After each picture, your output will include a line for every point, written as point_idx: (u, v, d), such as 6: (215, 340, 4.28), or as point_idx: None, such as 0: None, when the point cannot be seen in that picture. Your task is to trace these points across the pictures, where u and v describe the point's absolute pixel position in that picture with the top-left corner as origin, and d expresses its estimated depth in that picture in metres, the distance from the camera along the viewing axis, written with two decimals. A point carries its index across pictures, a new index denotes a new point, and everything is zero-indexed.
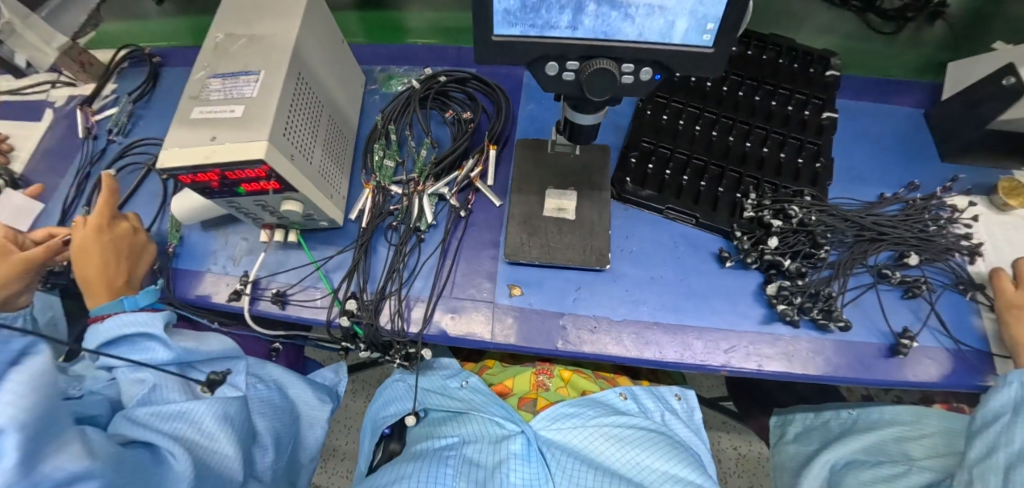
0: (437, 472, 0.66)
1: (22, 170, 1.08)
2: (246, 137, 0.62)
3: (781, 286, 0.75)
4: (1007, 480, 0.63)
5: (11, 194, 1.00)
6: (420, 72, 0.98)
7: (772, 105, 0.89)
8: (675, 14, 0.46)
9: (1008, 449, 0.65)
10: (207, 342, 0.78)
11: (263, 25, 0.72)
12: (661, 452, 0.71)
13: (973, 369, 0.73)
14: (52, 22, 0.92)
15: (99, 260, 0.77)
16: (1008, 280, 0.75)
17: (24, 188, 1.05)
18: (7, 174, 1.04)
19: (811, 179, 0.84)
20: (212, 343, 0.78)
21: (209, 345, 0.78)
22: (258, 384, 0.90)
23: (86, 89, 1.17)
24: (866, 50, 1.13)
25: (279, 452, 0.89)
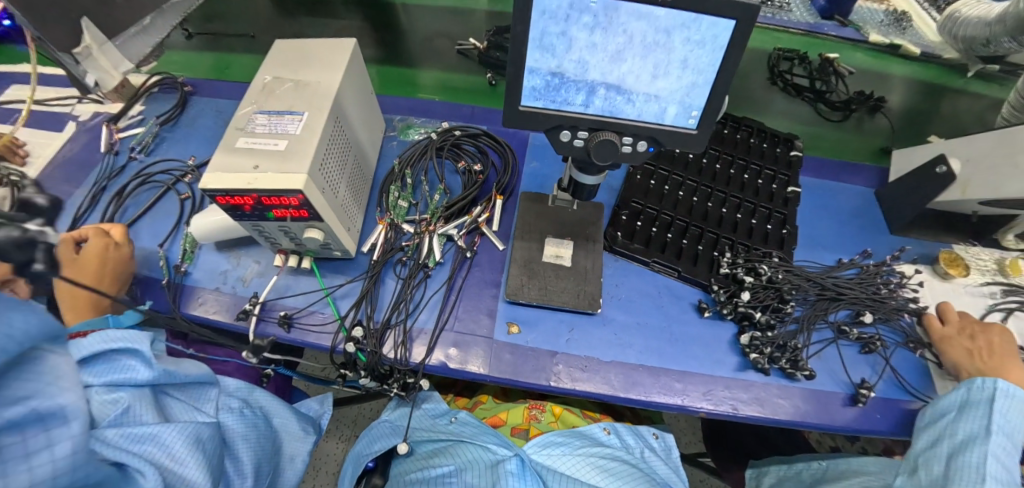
0: None
1: (36, 176, 1.12)
2: (287, 170, 0.70)
3: (752, 337, 0.83)
4: (952, 467, 0.70)
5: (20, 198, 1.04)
6: (436, 124, 1.08)
7: (745, 177, 1.01)
8: (667, 102, 0.58)
9: (951, 440, 0.72)
10: (184, 366, 0.80)
11: (308, 74, 0.81)
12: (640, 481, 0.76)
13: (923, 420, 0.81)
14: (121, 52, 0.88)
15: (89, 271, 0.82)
16: (936, 320, 0.87)
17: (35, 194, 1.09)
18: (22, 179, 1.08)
19: (779, 242, 0.95)
20: (189, 367, 0.80)
21: (186, 369, 0.79)
22: (245, 408, 0.91)
23: (112, 108, 1.24)
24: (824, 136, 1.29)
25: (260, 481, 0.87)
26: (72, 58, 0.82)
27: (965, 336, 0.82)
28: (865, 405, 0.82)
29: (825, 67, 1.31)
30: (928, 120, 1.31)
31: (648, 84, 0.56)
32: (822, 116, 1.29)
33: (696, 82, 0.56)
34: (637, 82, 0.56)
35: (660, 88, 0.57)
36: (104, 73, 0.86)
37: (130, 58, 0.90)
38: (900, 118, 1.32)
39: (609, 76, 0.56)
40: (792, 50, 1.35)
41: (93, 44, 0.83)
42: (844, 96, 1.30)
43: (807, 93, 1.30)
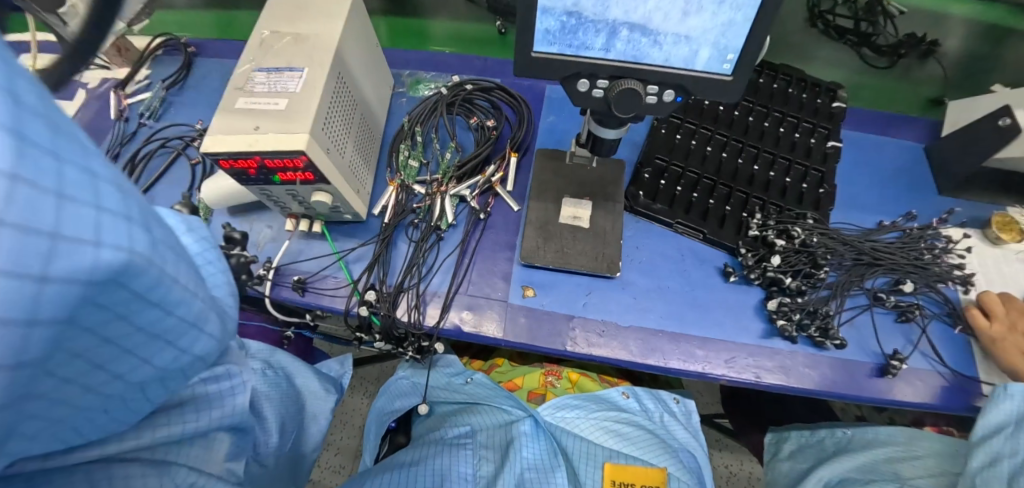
0: (458, 454, 0.73)
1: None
2: (289, 129, 0.66)
3: (781, 302, 0.78)
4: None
5: None
6: (447, 79, 1.02)
7: (780, 131, 0.93)
8: (699, 44, 0.52)
9: (1012, 460, 0.69)
10: None
11: (307, 25, 0.76)
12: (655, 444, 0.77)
13: (959, 397, 0.77)
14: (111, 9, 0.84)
15: None
16: (981, 316, 0.80)
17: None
18: None
19: (815, 202, 0.88)
20: None
21: None
22: (267, 368, 0.92)
23: (119, 73, 1.21)
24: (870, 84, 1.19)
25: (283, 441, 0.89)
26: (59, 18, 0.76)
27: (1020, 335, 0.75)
28: (892, 377, 0.77)
29: (874, 5, 1.16)
30: (987, 66, 1.19)
31: (677, 24, 0.50)
32: (866, 63, 1.18)
33: (734, 19, 0.49)
34: (664, 22, 0.50)
35: (691, 27, 0.50)
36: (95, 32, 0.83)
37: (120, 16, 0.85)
38: (957, 63, 1.19)
39: (633, 14, 0.49)
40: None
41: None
42: (892, 40, 1.17)
43: (850, 37, 1.17)
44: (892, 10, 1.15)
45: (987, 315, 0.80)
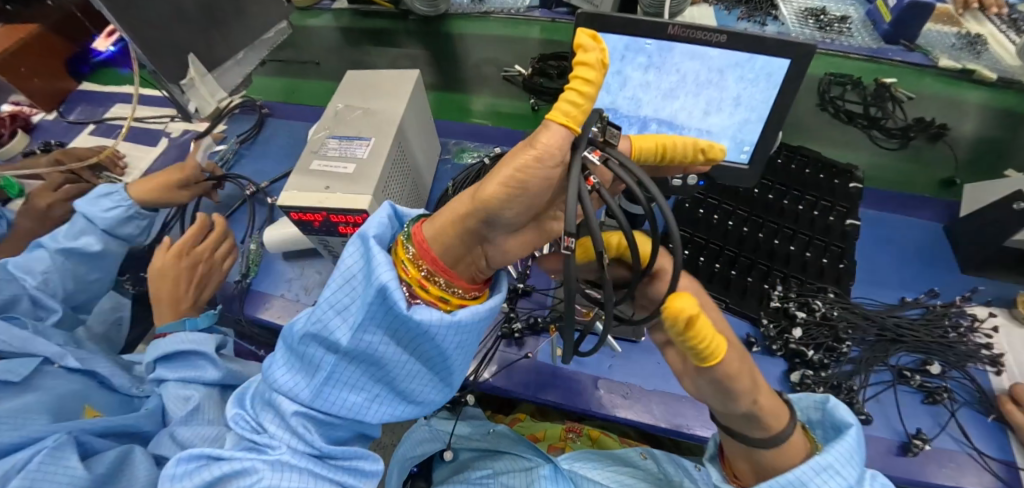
0: None
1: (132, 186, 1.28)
2: (354, 191, 0.76)
3: (804, 375, 0.80)
4: None
5: None
6: (488, 148, 1.13)
7: (800, 209, 0.99)
8: (718, 137, 0.60)
9: None
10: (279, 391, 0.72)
11: (376, 102, 0.89)
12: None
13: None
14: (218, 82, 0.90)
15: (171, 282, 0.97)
16: (1015, 407, 0.79)
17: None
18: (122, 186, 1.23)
19: (835, 277, 0.92)
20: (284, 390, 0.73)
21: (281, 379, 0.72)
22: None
23: (199, 126, 1.39)
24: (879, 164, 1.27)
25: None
26: (178, 88, 0.84)
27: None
28: (916, 456, 0.77)
29: (881, 93, 1.25)
30: (1000, 153, 1.25)
31: (700, 121, 0.59)
32: (877, 144, 1.27)
33: (748, 118, 0.58)
34: (689, 119, 0.59)
35: (712, 124, 0.59)
36: (203, 101, 0.88)
37: (224, 88, 0.93)
38: (970, 148, 1.26)
39: (661, 112, 0.59)
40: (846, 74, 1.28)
41: (196, 76, 0.86)
42: (902, 123, 1.25)
43: (861, 120, 1.26)
44: (901, 96, 1.24)
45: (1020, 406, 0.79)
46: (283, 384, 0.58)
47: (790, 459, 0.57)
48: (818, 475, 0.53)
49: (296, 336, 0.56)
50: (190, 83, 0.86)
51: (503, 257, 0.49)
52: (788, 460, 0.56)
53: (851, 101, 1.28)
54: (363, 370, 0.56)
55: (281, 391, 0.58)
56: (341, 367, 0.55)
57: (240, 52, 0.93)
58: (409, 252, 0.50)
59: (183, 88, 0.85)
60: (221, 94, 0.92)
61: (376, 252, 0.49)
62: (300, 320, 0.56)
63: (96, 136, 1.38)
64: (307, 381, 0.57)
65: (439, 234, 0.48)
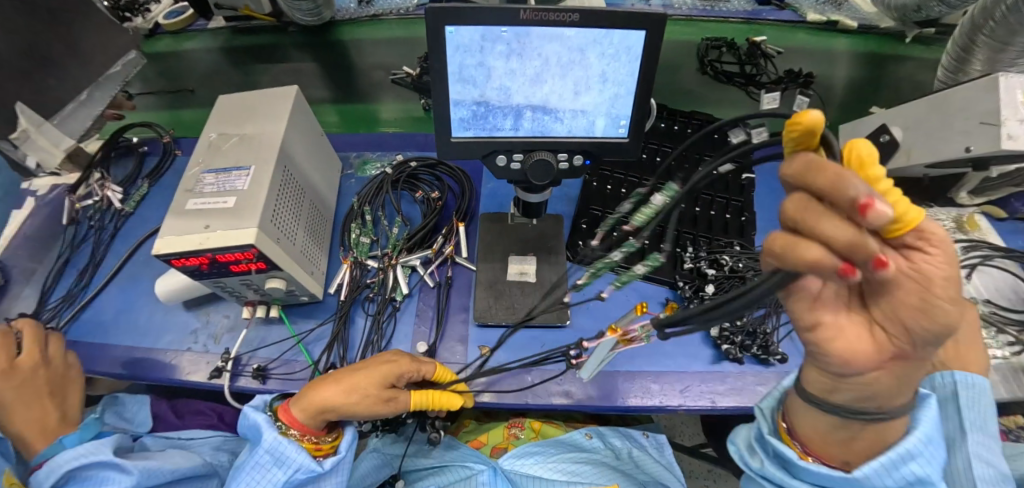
0: None
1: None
2: (237, 225, 0.70)
3: (722, 328, 0.84)
4: None
5: None
6: (391, 157, 1.09)
7: (698, 171, 1.03)
8: (594, 115, 0.59)
9: None
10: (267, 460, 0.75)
11: (251, 126, 0.82)
12: (608, 475, 0.80)
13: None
14: (61, 127, 0.80)
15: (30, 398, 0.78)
16: None
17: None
18: None
19: (739, 229, 0.97)
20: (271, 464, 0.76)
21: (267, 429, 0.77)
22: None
23: (69, 178, 1.24)
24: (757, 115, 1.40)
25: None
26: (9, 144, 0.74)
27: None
28: None
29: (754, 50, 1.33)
30: None
31: (572, 101, 0.58)
32: (753, 98, 1.37)
33: (619, 92, 0.58)
34: (561, 101, 0.58)
35: (584, 103, 0.58)
36: (46, 153, 0.78)
37: (70, 134, 0.82)
38: None
39: (533, 98, 0.57)
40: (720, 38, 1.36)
41: (30, 126, 0.76)
42: (775, 77, 1.34)
43: (738, 78, 1.33)
44: (771, 52, 1.33)
45: None
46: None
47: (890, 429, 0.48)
48: (925, 448, 0.46)
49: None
50: (24, 135, 0.75)
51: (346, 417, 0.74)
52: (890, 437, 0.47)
53: (727, 62, 1.35)
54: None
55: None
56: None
57: (84, 93, 0.83)
58: (291, 434, 0.70)
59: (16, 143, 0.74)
60: (66, 142, 0.82)
61: (281, 441, 0.69)
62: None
63: None
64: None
65: (309, 415, 0.69)
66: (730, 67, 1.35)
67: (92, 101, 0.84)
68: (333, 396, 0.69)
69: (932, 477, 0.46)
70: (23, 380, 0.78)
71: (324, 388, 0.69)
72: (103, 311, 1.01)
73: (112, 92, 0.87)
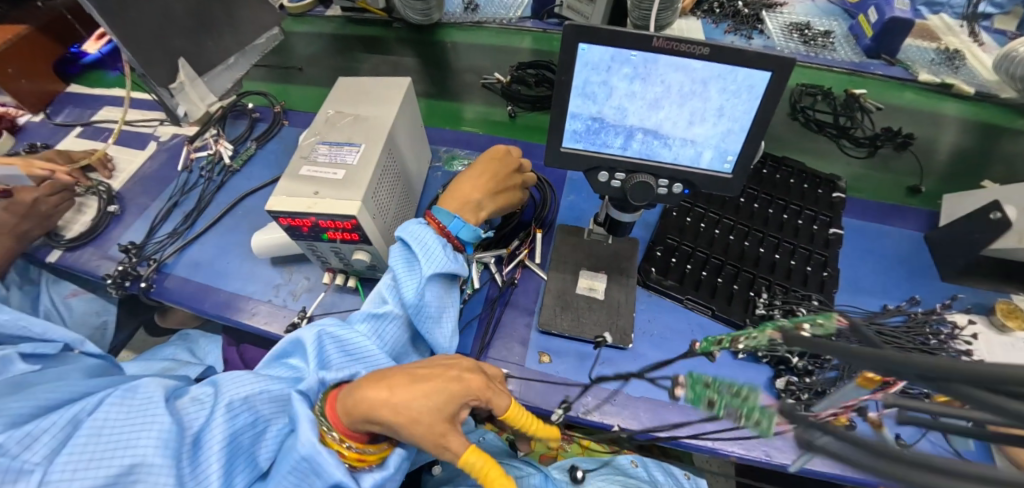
0: None
1: (120, 189, 1.27)
2: (344, 197, 0.76)
3: (789, 381, 0.81)
4: None
5: (106, 207, 1.20)
6: (478, 156, 1.14)
7: (783, 218, 1.01)
8: (702, 147, 0.60)
9: None
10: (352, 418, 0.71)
11: (366, 109, 0.89)
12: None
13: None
14: (208, 86, 0.89)
15: (485, 189, 0.88)
16: None
17: (118, 204, 1.23)
18: (109, 189, 1.22)
19: (819, 285, 0.94)
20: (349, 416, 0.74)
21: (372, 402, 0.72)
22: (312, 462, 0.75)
23: (188, 130, 1.38)
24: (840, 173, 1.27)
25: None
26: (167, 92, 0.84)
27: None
28: None
29: (852, 102, 1.27)
30: (986, 163, 1.26)
31: (684, 131, 0.59)
32: (847, 153, 1.29)
33: (732, 129, 0.59)
34: (673, 129, 0.59)
35: (696, 134, 0.59)
36: (192, 106, 0.87)
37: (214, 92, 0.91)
38: (952, 158, 1.27)
39: (647, 122, 0.59)
40: (816, 86, 1.33)
41: (186, 80, 0.85)
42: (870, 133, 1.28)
43: (830, 129, 1.28)
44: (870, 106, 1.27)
45: None
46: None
47: None
48: None
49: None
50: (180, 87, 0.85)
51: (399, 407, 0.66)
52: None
53: (821, 111, 1.31)
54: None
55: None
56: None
57: (230, 58, 0.92)
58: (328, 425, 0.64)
59: (172, 92, 0.84)
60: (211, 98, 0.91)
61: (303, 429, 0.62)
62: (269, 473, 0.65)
63: (83, 138, 1.37)
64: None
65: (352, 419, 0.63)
66: (823, 116, 1.31)
67: (235, 66, 0.93)
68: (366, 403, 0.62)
69: None
70: (494, 177, 0.88)
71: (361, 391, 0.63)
72: (203, 254, 1.12)
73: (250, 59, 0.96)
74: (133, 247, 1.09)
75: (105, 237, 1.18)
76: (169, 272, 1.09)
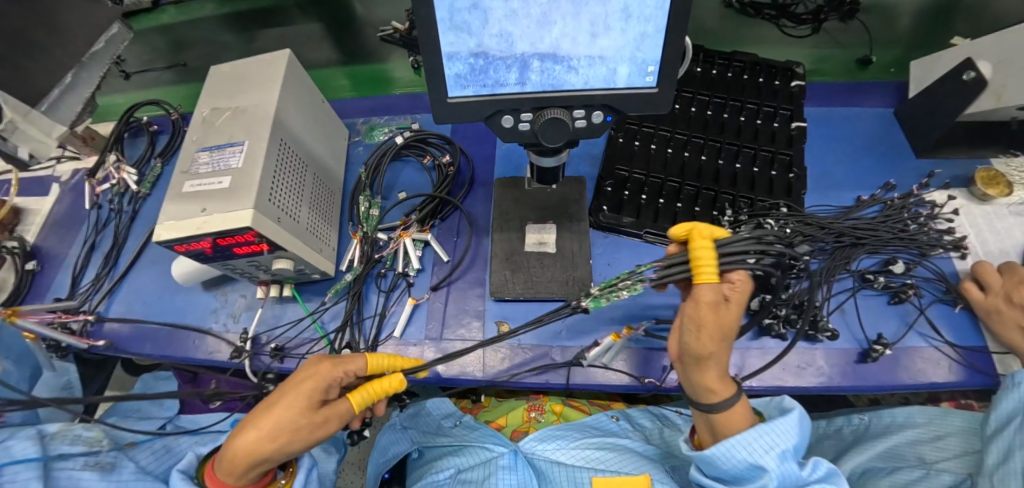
0: None
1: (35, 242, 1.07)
2: (233, 208, 0.64)
3: (764, 300, 0.76)
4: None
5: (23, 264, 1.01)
6: (400, 121, 1.02)
7: (740, 121, 0.92)
8: (615, 62, 0.49)
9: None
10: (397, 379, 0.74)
11: (245, 97, 0.74)
12: (634, 464, 0.75)
13: (946, 373, 0.74)
14: (50, 115, 0.68)
15: None
16: (974, 287, 0.75)
17: (37, 259, 1.03)
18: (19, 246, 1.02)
19: (786, 188, 0.86)
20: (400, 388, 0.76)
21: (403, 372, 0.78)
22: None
23: (91, 161, 1.14)
24: (793, 56, 1.17)
25: None
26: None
27: (1019, 310, 0.69)
28: (878, 360, 0.75)
29: None
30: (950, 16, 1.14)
31: (588, 46, 0.48)
32: (785, 32, 1.16)
33: (646, 32, 0.47)
34: (574, 46, 0.48)
35: (603, 47, 0.48)
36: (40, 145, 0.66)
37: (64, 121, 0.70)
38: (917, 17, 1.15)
39: (540, 45, 0.48)
40: None
41: (17, 116, 0.63)
42: (813, 7, 1.15)
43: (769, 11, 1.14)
44: None
45: (982, 286, 0.75)
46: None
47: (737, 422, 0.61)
48: (759, 438, 0.58)
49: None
50: (12, 125, 0.63)
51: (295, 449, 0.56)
52: (728, 428, 0.61)
53: None
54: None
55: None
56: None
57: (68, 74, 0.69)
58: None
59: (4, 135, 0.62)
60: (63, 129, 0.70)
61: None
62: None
63: None
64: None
65: (242, 467, 0.55)
66: None
67: (78, 84, 0.71)
68: (261, 442, 0.54)
69: (764, 464, 0.57)
70: None
71: (245, 434, 0.54)
72: (133, 294, 0.96)
73: (100, 74, 0.75)
74: (58, 303, 0.93)
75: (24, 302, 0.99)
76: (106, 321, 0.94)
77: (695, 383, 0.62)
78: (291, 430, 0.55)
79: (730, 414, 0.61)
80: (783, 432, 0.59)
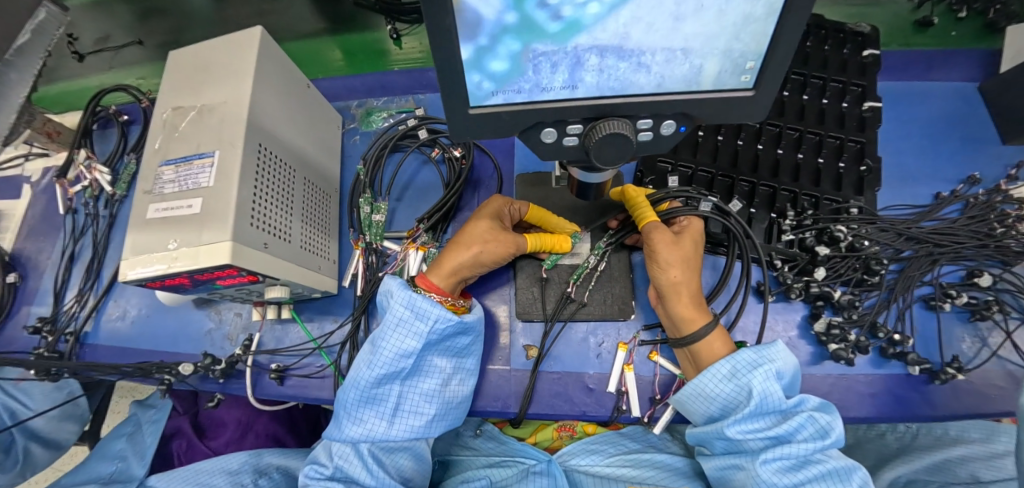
0: None
1: (13, 250, 0.95)
2: (208, 237, 0.52)
3: (830, 323, 0.66)
4: None
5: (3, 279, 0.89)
6: (401, 103, 0.88)
7: (804, 101, 0.78)
8: (703, 57, 0.36)
9: None
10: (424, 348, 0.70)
11: (214, 91, 0.61)
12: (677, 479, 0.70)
13: None
14: None
15: None
16: None
17: (18, 271, 0.92)
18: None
19: (857, 184, 0.74)
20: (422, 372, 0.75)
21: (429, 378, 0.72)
22: (259, 480, 0.70)
23: (61, 157, 0.99)
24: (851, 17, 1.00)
25: (410, 425, 0.63)
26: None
27: None
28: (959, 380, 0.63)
29: None
30: None
31: (669, 38, 0.35)
32: None
33: (755, 16, 0.33)
34: (649, 40, 0.35)
35: (689, 39, 0.35)
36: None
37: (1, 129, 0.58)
38: None
39: (600, 37, 0.34)
40: None
41: None
42: None
43: None
44: None
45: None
46: (362, 432, 0.62)
47: (717, 352, 0.62)
48: (746, 367, 0.59)
49: (363, 386, 0.60)
50: None
51: (491, 260, 0.65)
52: (711, 358, 0.62)
53: None
54: (425, 391, 0.63)
55: (362, 437, 0.62)
56: (408, 392, 0.63)
57: None
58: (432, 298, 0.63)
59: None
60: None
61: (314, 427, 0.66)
62: (393, 337, 0.60)
63: None
64: (381, 418, 0.62)
65: (449, 277, 0.65)
66: None
67: None
68: (465, 254, 0.64)
69: (756, 391, 0.57)
70: None
71: (456, 253, 0.64)
72: (115, 310, 0.85)
73: None
74: (42, 324, 0.83)
75: (9, 319, 0.89)
76: (94, 343, 0.84)
77: (672, 316, 0.64)
78: (491, 241, 0.64)
79: (709, 343, 0.62)
80: (769, 360, 0.58)
